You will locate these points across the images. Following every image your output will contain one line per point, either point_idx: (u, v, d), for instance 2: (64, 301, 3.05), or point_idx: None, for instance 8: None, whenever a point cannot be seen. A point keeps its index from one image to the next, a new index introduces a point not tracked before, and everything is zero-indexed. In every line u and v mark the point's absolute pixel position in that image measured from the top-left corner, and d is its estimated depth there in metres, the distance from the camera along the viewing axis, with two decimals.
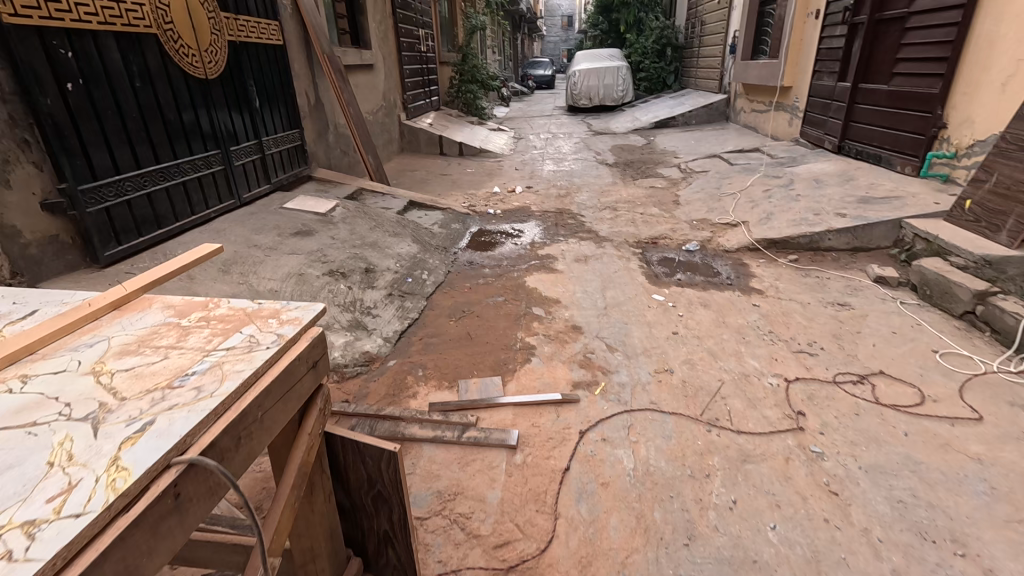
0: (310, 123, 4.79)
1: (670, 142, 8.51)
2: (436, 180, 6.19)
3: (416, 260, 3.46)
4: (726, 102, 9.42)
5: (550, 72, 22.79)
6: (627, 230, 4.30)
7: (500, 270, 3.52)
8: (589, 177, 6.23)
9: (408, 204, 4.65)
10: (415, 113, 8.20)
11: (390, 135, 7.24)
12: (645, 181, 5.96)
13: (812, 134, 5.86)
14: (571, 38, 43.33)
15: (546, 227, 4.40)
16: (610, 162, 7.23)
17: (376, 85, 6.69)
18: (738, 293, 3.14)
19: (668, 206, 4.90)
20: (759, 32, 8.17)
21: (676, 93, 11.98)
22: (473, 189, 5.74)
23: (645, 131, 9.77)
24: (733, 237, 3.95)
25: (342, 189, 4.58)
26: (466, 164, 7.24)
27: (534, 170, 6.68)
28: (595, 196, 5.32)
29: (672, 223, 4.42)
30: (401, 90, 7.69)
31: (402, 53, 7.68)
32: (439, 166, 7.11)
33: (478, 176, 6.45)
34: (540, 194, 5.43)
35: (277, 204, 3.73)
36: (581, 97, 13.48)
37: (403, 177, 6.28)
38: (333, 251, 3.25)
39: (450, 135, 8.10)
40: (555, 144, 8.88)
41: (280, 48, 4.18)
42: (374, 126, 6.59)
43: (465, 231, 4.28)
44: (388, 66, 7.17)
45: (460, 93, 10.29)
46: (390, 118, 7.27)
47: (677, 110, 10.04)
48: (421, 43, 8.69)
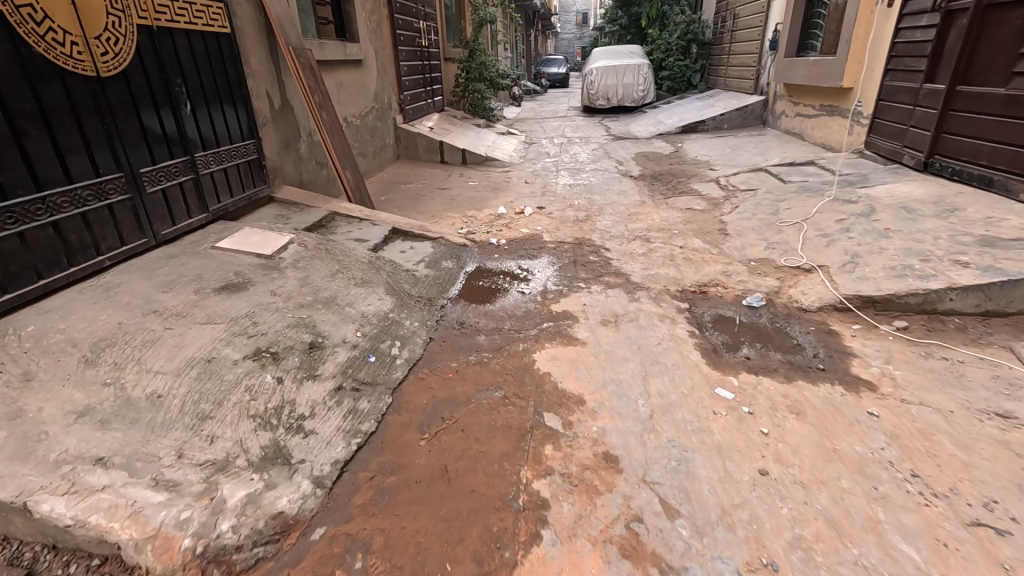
0: (271, 131, 3.88)
1: (701, 150, 7.53)
2: (432, 196, 5.28)
3: (384, 325, 2.55)
4: (763, 105, 8.40)
5: (563, 70, 21.78)
6: (665, 273, 3.37)
7: (500, 338, 2.60)
8: (612, 195, 5.28)
9: (389, 234, 3.74)
10: (414, 116, 7.31)
11: (382, 141, 6.34)
12: (679, 201, 5.01)
13: (883, 146, 4.86)
14: (585, 35, 42.22)
15: (562, 266, 3.48)
16: (634, 174, 6.27)
17: (366, 84, 5.80)
18: (839, 387, 2.19)
19: (713, 237, 3.95)
20: (808, 26, 7.16)
21: (704, 93, 10.96)
22: (474, 208, 4.82)
23: (671, 135, 8.79)
24: (809, 289, 3.00)
25: (309, 214, 3.69)
26: (469, 175, 6.34)
27: (547, 184, 5.75)
28: (620, 220, 4.39)
29: (723, 264, 3.46)
30: (397, 90, 6.80)
31: (399, 47, 6.78)
32: (438, 178, 6.19)
33: (482, 191, 5.54)
34: (554, 217, 4.51)
35: (210, 241, 2.85)
36: (598, 97, 12.51)
37: (393, 192, 5.38)
38: (268, 316, 2.34)
39: (453, 140, 7.20)
40: (571, 150, 7.95)
41: (224, 37, 3.27)
42: (361, 132, 5.70)
43: (458, 272, 3.36)
44: (380, 62, 6.27)
45: (467, 93, 9.39)
46: (383, 122, 6.37)
47: (707, 112, 9.05)
48: (422, 37, 7.78)
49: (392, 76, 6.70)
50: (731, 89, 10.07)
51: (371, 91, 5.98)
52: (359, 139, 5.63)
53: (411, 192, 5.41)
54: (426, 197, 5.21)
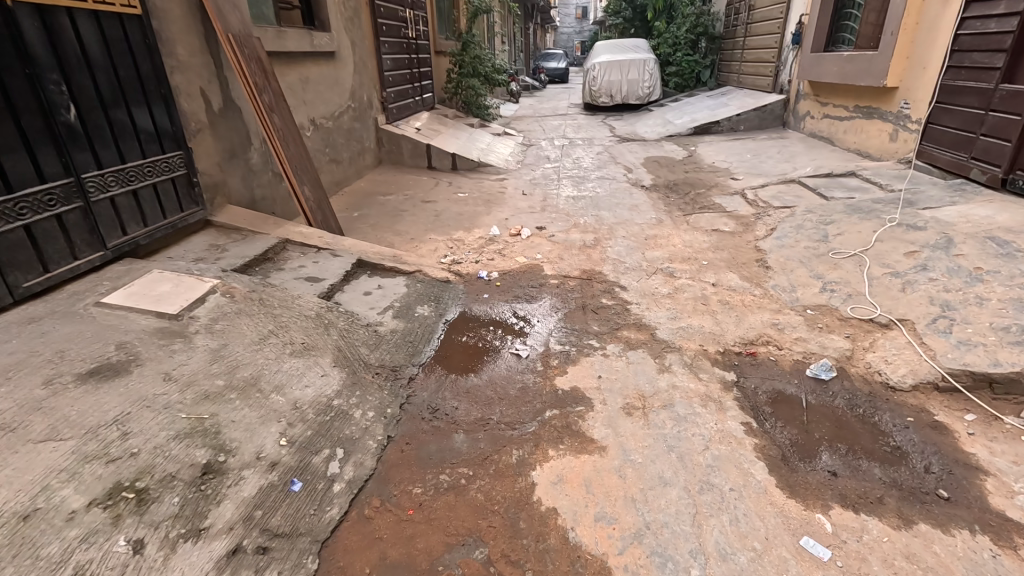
0: (209, 138, 3.15)
1: (718, 155, 6.81)
2: (415, 211, 4.53)
3: (324, 422, 1.84)
4: (784, 105, 7.67)
5: (564, 65, 20.98)
6: (699, 324, 2.66)
7: (485, 436, 1.88)
8: (623, 211, 4.55)
9: (353, 269, 3.01)
10: (398, 115, 6.56)
11: (361, 145, 5.60)
12: (701, 220, 4.29)
13: (942, 156, 4.15)
14: (586, 29, 41.33)
15: (568, 314, 2.75)
16: (646, 184, 5.54)
17: (340, 80, 5.05)
18: (983, 538, 1.48)
19: (751, 271, 3.24)
20: (839, 17, 6.42)
21: (715, 91, 10.21)
22: (462, 228, 4.08)
23: (681, 137, 8.07)
24: (894, 356, 2.29)
25: (253, 244, 2.97)
26: (459, 184, 5.60)
27: (548, 197, 5.02)
28: (636, 246, 3.67)
29: (771, 311, 2.75)
30: (378, 86, 6.04)
31: (381, 38, 6.03)
32: (424, 187, 5.45)
33: (472, 204, 4.81)
34: (556, 241, 3.78)
35: (98, 293, 2.13)
36: (602, 94, 11.76)
37: (369, 206, 4.65)
38: (149, 421, 1.62)
39: (442, 142, 6.46)
40: (573, 154, 7.22)
41: (133, 20, 2.52)
42: (335, 135, 4.95)
43: (436, 322, 2.65)
44: (358, 55, 5.52)
45: (460, 89, 8.64)
46: (362, 123, 5.63)
47: (721, 112, 8.33)
48: (409, 28, 7.02)
49: (372, 70, 5.95)
50: (745, 86, 9.32)
51: (347, 87, 5.23)
52: (332, 143, 4.89)
53: (390, 205, 4.68)
54: (407, 212, 4.46)
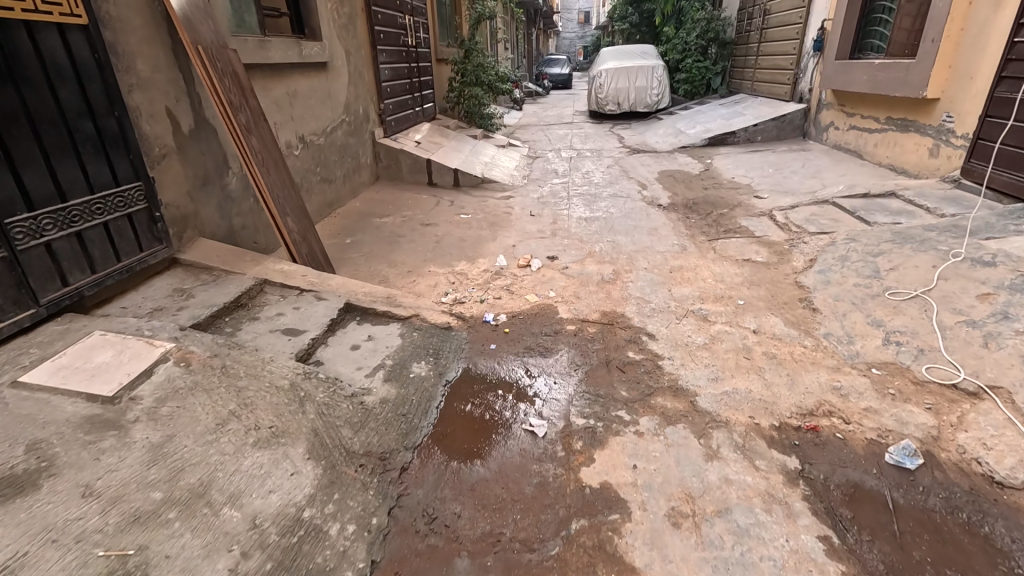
0: (178, 165, 2.77)
1: (736, 169, 6.41)
2: (413, 236, 4.14)
3: (291, 546, 1.43)
4: (804, 115, 7.27)
5: (567, 71, 20.62)
6: (745, 387, 2.25)
7: (495, 562, 1.49)
8: (641, 236, 4.15)
9: (339, 317, 2.61)
10: (397, 128, 6.18)
11: (356, 162, 5.22)
12: (729, 247, 3.89)
13: (998, 177, 3.74)
14: (588, 34, 41.09)
15: (589, 373, 2.35)
16: (663, 203, 5.13)
17: (332, 92, 4.67)
18: None
19: (795, 315, 2.83)
20: (867, 22, 6.02)
21: (727, 98, 9.81)
22: (465, 258, 3.69)
23: (695, 149, 7.68)
24: (992, 438, 1.87)
25: (225, 288, 2.58)
26: (462, 203, 5.21)
27: (558, 218, 4.62)
28: (660, 281, 3.26)
29: (828, 370, 2.34)
30: (374, 97, 5.67)
31: (378, 46, 5.66)
32: (424, 206, 5.06)
33: (476, 227, 4.42)
34: (570, 274, 3.38)
35: (18, 368, 1.74)
36: (608, 102, 11.38)
37: (364, 231, 4.26)
38: (51, 566, 1.22)
39: (444, 156, 6.07)
40: (582, 167, 6.83)
41: (78, 32, 2.14)
42: (327, 152, 4.57)
43: (435, 386, 2.25)
44: (353, 65, 5.14)
45: (462, 98, 8.27)
46: (357, 138, 5.25)
47: (736, 122, 7.95)
48: (408, 35, 6.65)
49: (369, 80, 5.57)
50: (760, 94, 8.92)
51: (341, 100, 4.85)
52: (324, 162, 4.51)
53: (387, 230, 4.29)
54: (405, 238, 4.07)
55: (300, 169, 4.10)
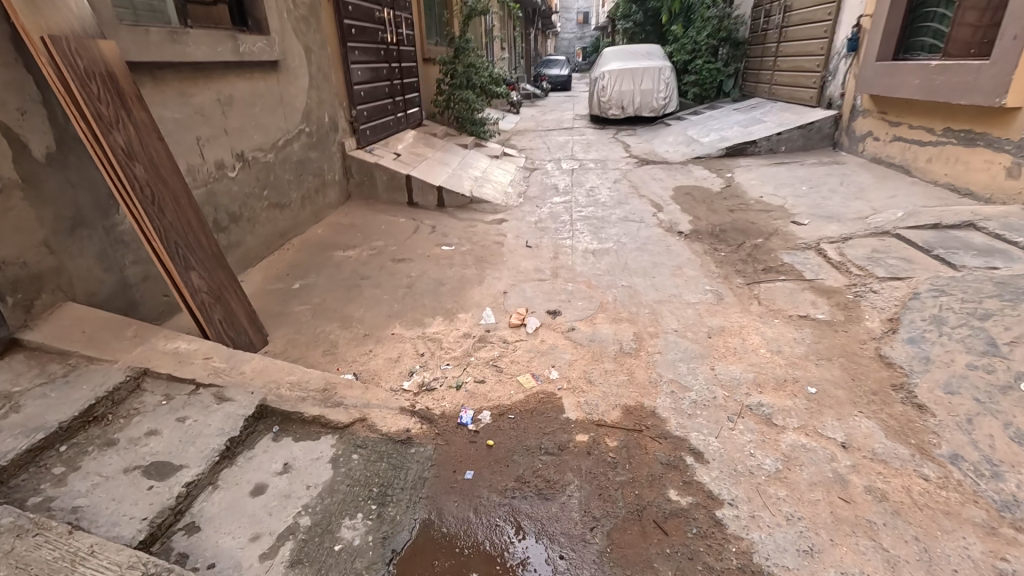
0: (25, 205, 1.94)
1: (762, 185, 5.62)
2: (379, 278, 3.32)
3: None
4: (834, 122, 6.49)
5: (566, 72, 19.82)
6: (860, 569, 1.43)
7: None
8: (663, 279, 3.34)
9: (242, 433, 1.78)
10: (372, 138, 5.37)
11: (319, 180, 4.39)
12: (776, 296, 3.09)
13: None
14: (586, 35, 40.36)
15: (614, 536, 1.54)
16: (684, 230, 4.33)
17: (285, 97, 3.85)
18: None
19: (895, 414, 2.03)
20: (915, 17, 5.24)
21: (741, 103, 9.01)
22: (441, 313, 2.88)
23: (711, 160, 6.89)
24: None
25: (75, 390, 1.75)
26: (445, 229, 4.39)
27: (560, 251, 3.82)
28: (698, 353, 2.46)
29: (976, 531, 1.53)
30: (344, 102, 4.85)
31: (349, 43, 4.85)
32: (400, 234, 4.24)
33: (459, 264, 3.60)
34: (578, 340, 2.57)
35: None
36: (612, 106, 10.58)
37: (320, 271, 3.44)
38: None
39: (427, 170, 5.25)
40: (587, 182, 6.03)
41: None
42: (278, 171, 3.75)
43: (370, 570, 1.42)
44: (316, 64, 4.32)
45: (452, 102, 7.46)
46: (321, 151, 4.43)
47: (756, 130, 7.16)
48: (387, 31, 5.84)
49: (337, 83, 4.76)
50: (779, 98, 8.13)
51: (298, 106, 4.04)
52: (274, 183, 3.69)
53: (348, 269, 3.47)
54: (369, 283, 3.24)
55: (238, 194, 3.28)
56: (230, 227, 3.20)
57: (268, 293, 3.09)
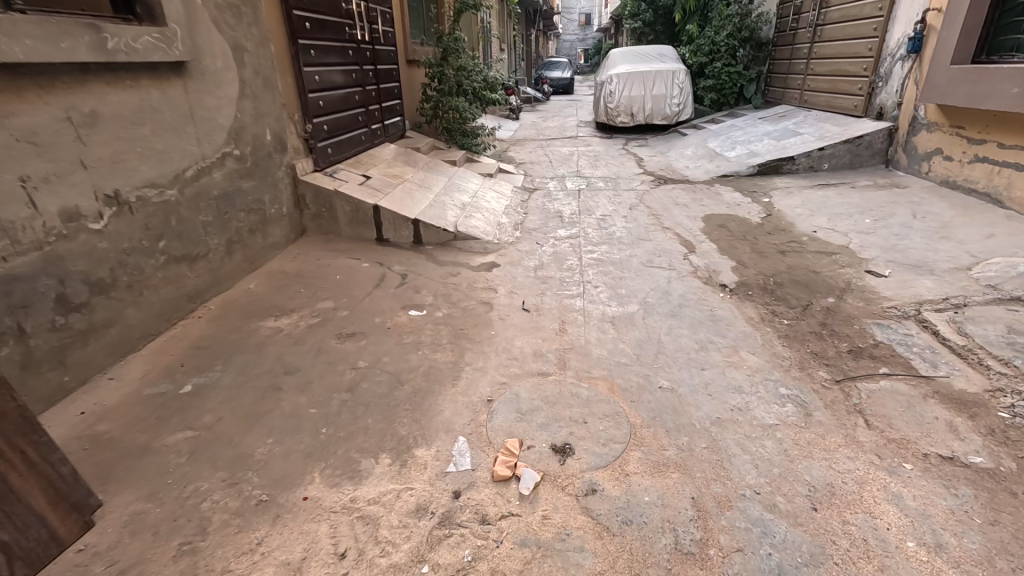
0: None
1: (811, 212, 4.63)
2: (312, 372, 2.32)
3: None
4: (888, 136, 5.52)
5: (568, 75, 18.84)
6: None
7: None
8: (715, 372, 2.35)
9: None
10: (334, 157, 4.37)
11: (255, 217, 3.40)
12: (889, 411, 2.09)
13: None
14: (588, 37, 39.47)
15: None
16: (728, 283, 3.34)
17: (199, 112, 2.86)
18: None
19: None
20: (1004, 11, 4.26)
21: (767, 111, 8.02)
22: (391, 447, 1.88)
23: (741, 179, 5.90)
24: None
25: None
26: (419, 280, 3.39)
27: (567, 320, 2.83)
28: (805, 555, 1.46)
29: None
30: (293, 115, 3.86)
31: (301, 41, 3.87)
32: (357, 289, 3.23)
33: (430, 342, 2.61)
34: (602, 519, 1.57)
35: None
36: (620, 113, 9.59)
37: (232, 358, 2.43)
38: None
39: (402, 198, 4.25)
40: (597, 207, 5.05)
41: None
42: (185, 213, 2.75)
43: None
44: (251, 67, 3.33)
45: (440, 110, 6.49)
46: (258, 179, 3.43)
47: (791, 143, 6.18)
48: (357, 27, 4.86)
49: (285, 90, 3.77)
50: (814, 106, 7.14)
51: (220, 122, 3.05)
52: (177, 230, 2.69)
53: (273, 354, 2.47)
54: (294, 383, 2.24)
55: (109, 254, 2.28)
56: (93, 302, 2.21)
57: (140, 406, 2.09)
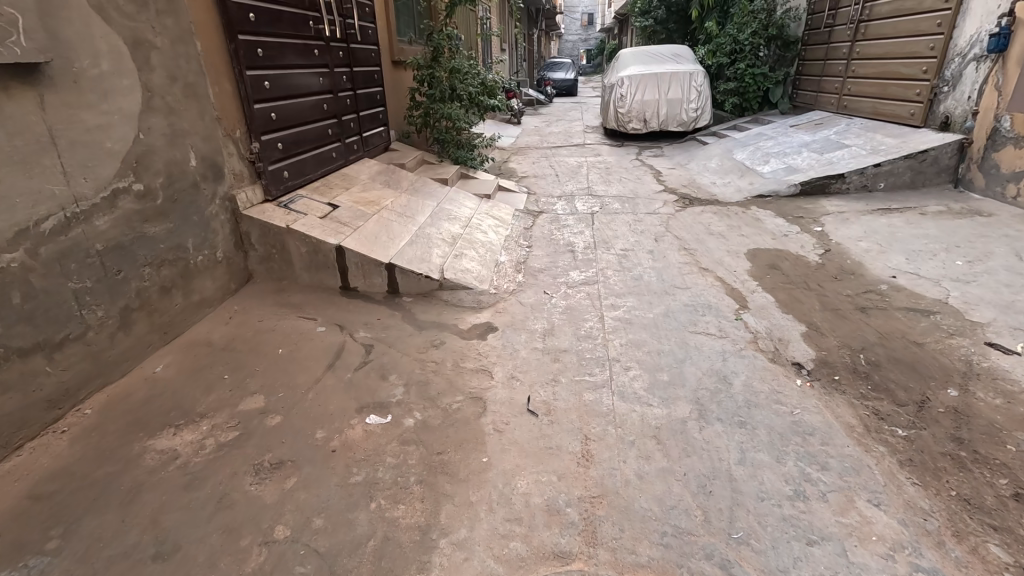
0: None
1: (880, 247, 3.77)
2: (195, 558, 1.46)
3: None
4: (959, 151, 4.66)
5: (572, 76, 17.98)
6: None
7: None
8: (834, 556, 1.49)
9: None
10: (292, 181, 3.52)
11: (171, 271, 2.54)
12: None
13: None
14: (592, 37, 38.52)
15: None
16: (803, 361, 2.49)
17: (68, 135, 2.01)
18: None
19: None
20: None
21: (799, 117, 7.16)
22: None
23: (781, 200, 5.04)
24: None
25: None
26: (389, 354, 2.54)
27: (592, 434, 1.98)
28: None
29: None
30: (232, 132, 3.00)
31: (243, 37, 3.01)
32: (302, 373, 2.37)
33: (391, 481, 1.76)
34: None
35: None
36: (632, 119, 8.73)
37: (80, 523, 1.58)
38: None
39: (376, 233, 3.39)
40: (616, 238, 4.20)
41: None
42: (39, 283, 1.89)
43: None
44: (163, 70, 2.48)
45: (430, 118, 5.64)
46: (176, 219, 2.58)
47: (837, 157, 5.32)
48: (326, 20, 4.01)
49: (220, 100, 2.91)
50: (857, 113, 6.28)
51: (109, 148, 2.20)
52: (23, 309, 1.84)
53: (146, 515, 1.61)
54: None
55: None
56: None
57: None
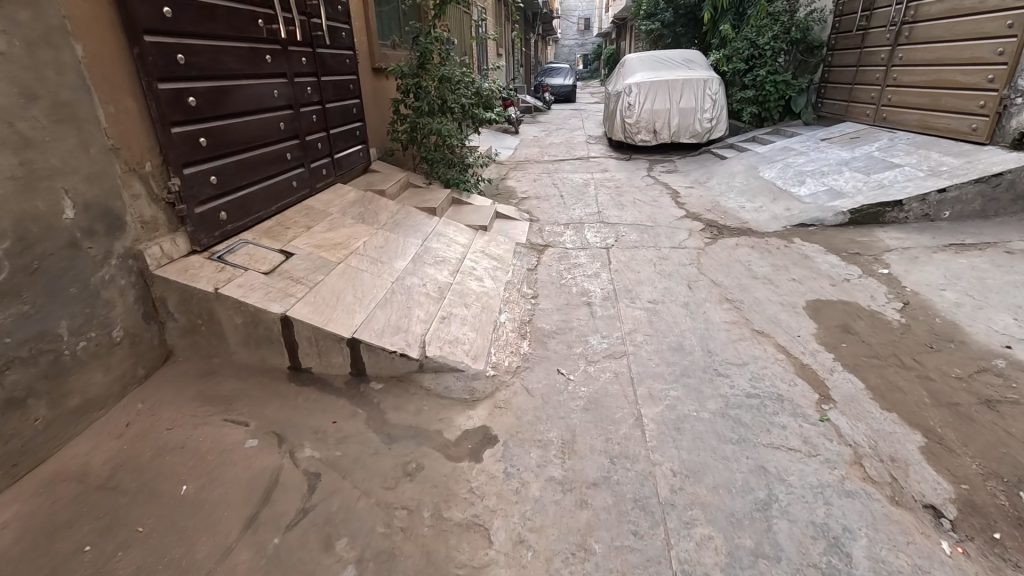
0: None
1: (974, 300, 3.02)
2: None
3: None
4: None
5: (571, 83, 17.29)
6: None
7: None
8: None
9: None
10: (230, 224, 2.74)
11: (27, 375, 1.76)
12: None
13: None
14: (589, 42, 38.04)
15: None
16: (938, 501, 1.72)
17: None
18: None
19: None
20: None
21: (829, 130, 6.45)
22: None
23: (827, 231, 4.30)
24: None
25: None
26: (340, 494, 1.76)
27: None
28: None
29: None
30: (137, 166, 2.22)
31: (151, 38, 2.23)
32: (206, 536, 1.58)
33: None
34: None
35: None
36: (640, 130, 7.97)
37: None
38: None
39: (339, 291, 2.62)
40: (639, 284, 3.45)
41: None
42: None
43: None
44: (11, 85, 1.71)
45: (416, 133, 4.87)
46: (37, 297, 1.80)
47: (889, 178, 4.58)
48: (283, 18, 3.23)
49: (116, 124, 2.12)
50: (900, 126, 5.57)
51: None
52: None
53: None
54: None
55: None
56: None
57: None
